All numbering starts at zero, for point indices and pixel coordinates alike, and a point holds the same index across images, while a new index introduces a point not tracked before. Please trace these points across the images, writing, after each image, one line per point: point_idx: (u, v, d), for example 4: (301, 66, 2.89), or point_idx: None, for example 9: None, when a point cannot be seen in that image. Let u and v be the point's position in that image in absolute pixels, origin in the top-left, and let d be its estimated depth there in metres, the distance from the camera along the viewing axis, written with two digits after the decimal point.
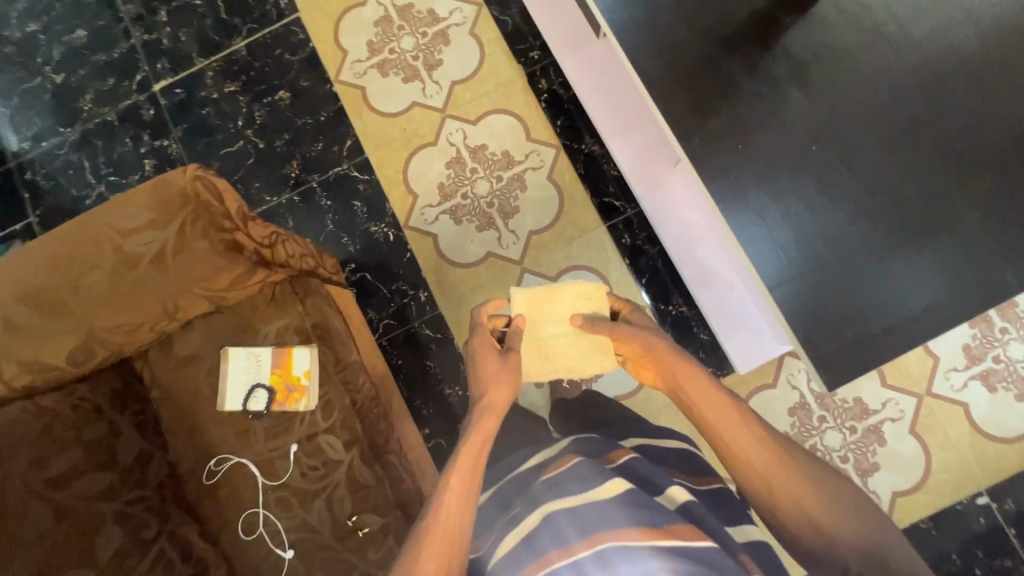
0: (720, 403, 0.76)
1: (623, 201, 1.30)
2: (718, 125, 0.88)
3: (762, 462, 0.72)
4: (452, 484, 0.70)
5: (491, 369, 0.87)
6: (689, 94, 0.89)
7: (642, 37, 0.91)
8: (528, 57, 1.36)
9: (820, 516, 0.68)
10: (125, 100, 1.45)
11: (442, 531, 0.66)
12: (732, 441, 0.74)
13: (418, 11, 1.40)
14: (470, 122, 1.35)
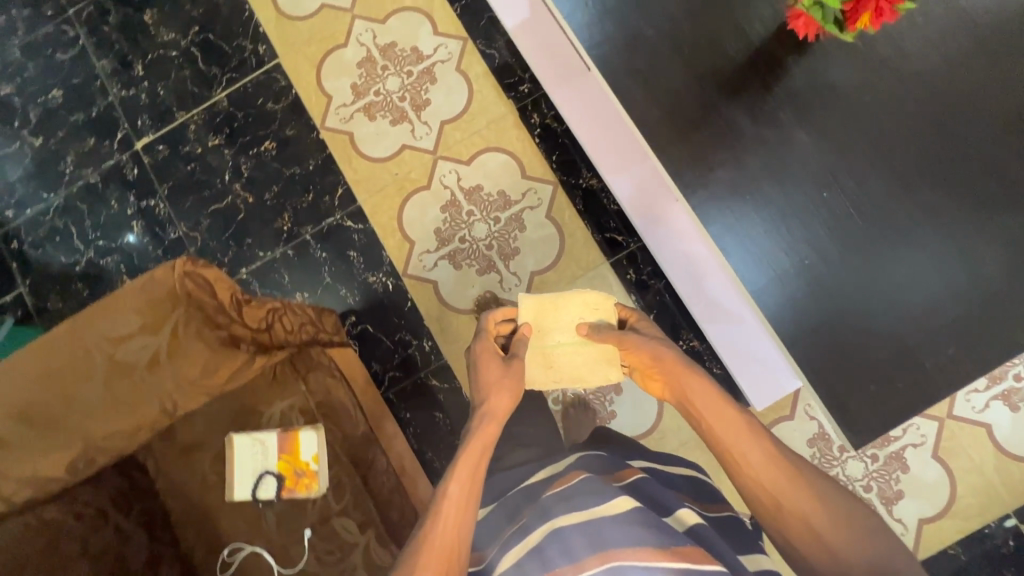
0: (728, 412, 0.73)
1: (626, 234, 1.26)
2: (723, 173, 0.85)
3: (773, 474, 0.68)
4: (452, 493, 0.67)
5: (494, 374, 0.87)
6: (691, 142, 0.85)
7: (638, 85, 0.87)
8: (519, 90, 1.32)
9: (835, 535, 0.64)
10: (107, 160, 1.41)
11: (439, 541, 0.63)
12: (740, 451, 0.70)
13: (402, 49, 1.36)
14: (463, 162, 1.32)
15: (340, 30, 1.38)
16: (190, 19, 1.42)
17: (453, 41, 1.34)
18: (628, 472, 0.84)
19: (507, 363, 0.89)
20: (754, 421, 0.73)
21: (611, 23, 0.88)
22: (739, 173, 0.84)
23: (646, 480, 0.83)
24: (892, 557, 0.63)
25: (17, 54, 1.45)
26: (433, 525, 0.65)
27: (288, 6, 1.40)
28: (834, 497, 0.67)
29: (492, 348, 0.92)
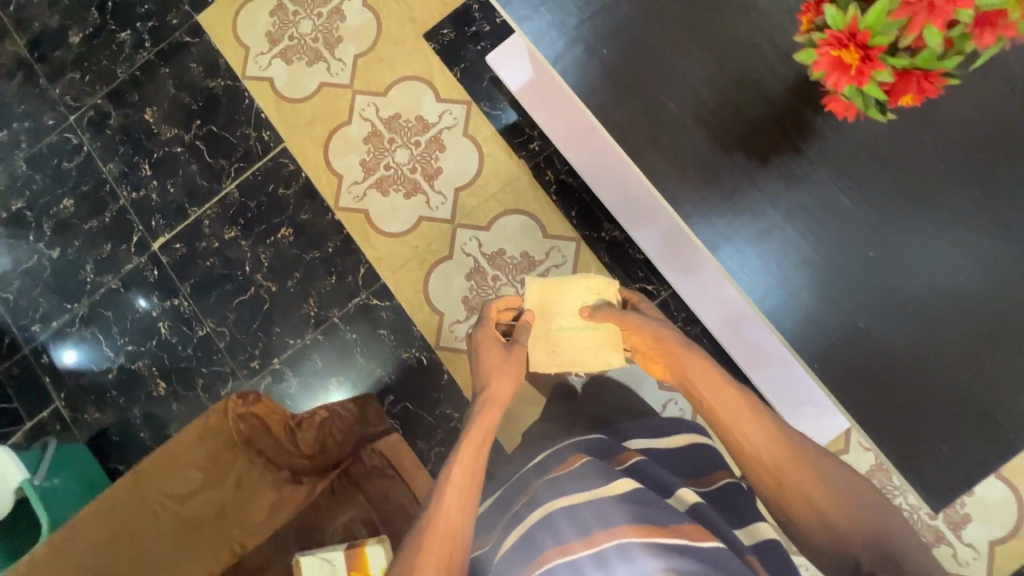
0: (730, 395, 0.82)
1: (656, 282, 1.25)
2: (763, 241, 0.84)
3: (771, 449, 0.77)
4: (457, 477, 0.74)
5: (494, 361, 0.93)
6: (724, 213, 0.84)
7: (664, 160, 0.86)
8: (530, 148, 1.31)
9: (824, 500, 0.73)
10: (126, 264, 1.41)
11: (442, 523, 0.70)
12: (741, 430, 0.79)
13: (406, 119, 1.35)
14: (482, 228, 1.31)
15: (342, 107, 1.37)
16: (191, 113, 1.42)
17: (456, 107, 1.34)
18: (626, 457, 0.87)
19: (510, 350, 0.96)
20: (754, 402, 0.82)
21: (629, 100, 0.87)
22: (778, 238, 0.83)
23: (645, 461, 0.86)
24: (877, 523, 0.70)
25: (24, 168, 1.46)
26: (438, 510, 0.71)
27: (286, 89, 1.40)
28: (827, 469, 0.76)
29: (493, 336, 0.98)
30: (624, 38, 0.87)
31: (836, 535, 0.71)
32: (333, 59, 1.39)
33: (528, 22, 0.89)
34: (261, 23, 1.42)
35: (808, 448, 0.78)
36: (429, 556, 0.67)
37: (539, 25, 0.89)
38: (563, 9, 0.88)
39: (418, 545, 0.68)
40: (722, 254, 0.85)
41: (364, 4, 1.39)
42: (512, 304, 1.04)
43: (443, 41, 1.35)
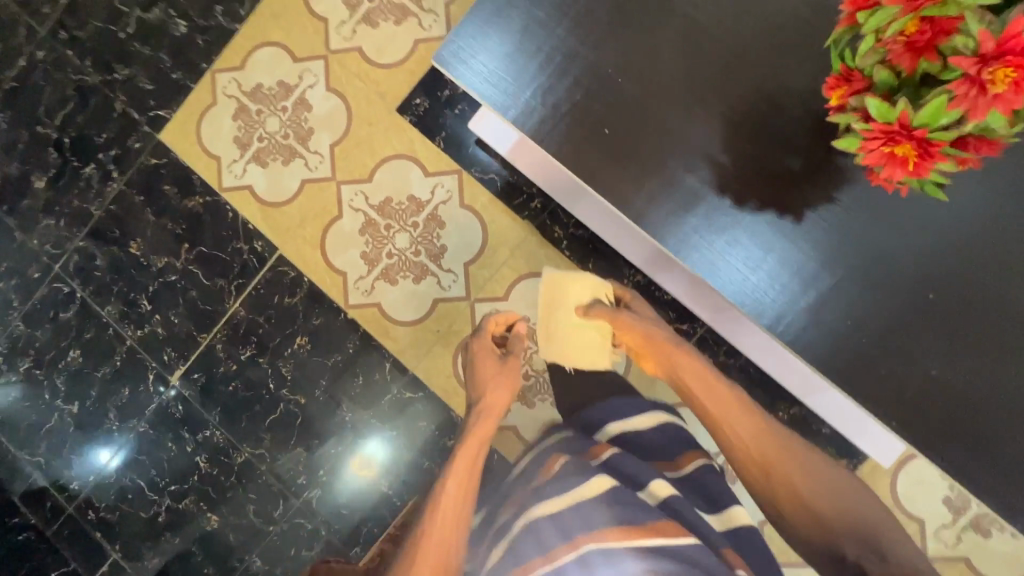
0: (719, 391, 0.85)
1: (689, 321, 1.21)
2: (810, 300, 0.79)
3: (757, 443, 0.80)
4: (449, 487, 0.79)
5: (490, 372, 0.95)
6: (767, 278, 0.80)
7: (689, 234, 0.81)
8: (533, 208, 1.25)
9: (806, 490, 0.77)
10: (148, 404, 1.37)
11: (436, 527, 0.74)
12: (731, 423, 0.82)
13: (397, 201, 1.30)
14: (500, 298, 1.26)
15: (329, 202, 1.32)
16: (177, 237, 1.36)
17: (447, 178, 1.28)
18: (602, 448, 0.86)
19: (502, 361, 0.97)
20: (739, 398, 0.85)
21: (643, 178, 0.81)
22: (829, 294, 0.78)
23: (622, 455, 0.84)
24: (851, 511, 0.74)
25: (21, 326, 1.41)
26: (427, 525, 0.75)
27: (267, 193, 1.34)
28: (808, 460, 0.80)
29: (488, 346, 0.99)
30: (624, 112, 0.81)
31: (822, 525, 0.74)
32: (309, 153, 1.33)
33: (520, 113, 0.83)
34: (227, 130, 1.35)
35: (789, 441, 0.82)
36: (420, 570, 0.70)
37: (534, 116, 0.83)
38: (553, 94, 0.82)
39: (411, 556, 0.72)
40: (771, 319, 0.80)
41: (328, 89, 1.32)
42: (510, 315, 1.05)
43: (419, 112, 1.29)
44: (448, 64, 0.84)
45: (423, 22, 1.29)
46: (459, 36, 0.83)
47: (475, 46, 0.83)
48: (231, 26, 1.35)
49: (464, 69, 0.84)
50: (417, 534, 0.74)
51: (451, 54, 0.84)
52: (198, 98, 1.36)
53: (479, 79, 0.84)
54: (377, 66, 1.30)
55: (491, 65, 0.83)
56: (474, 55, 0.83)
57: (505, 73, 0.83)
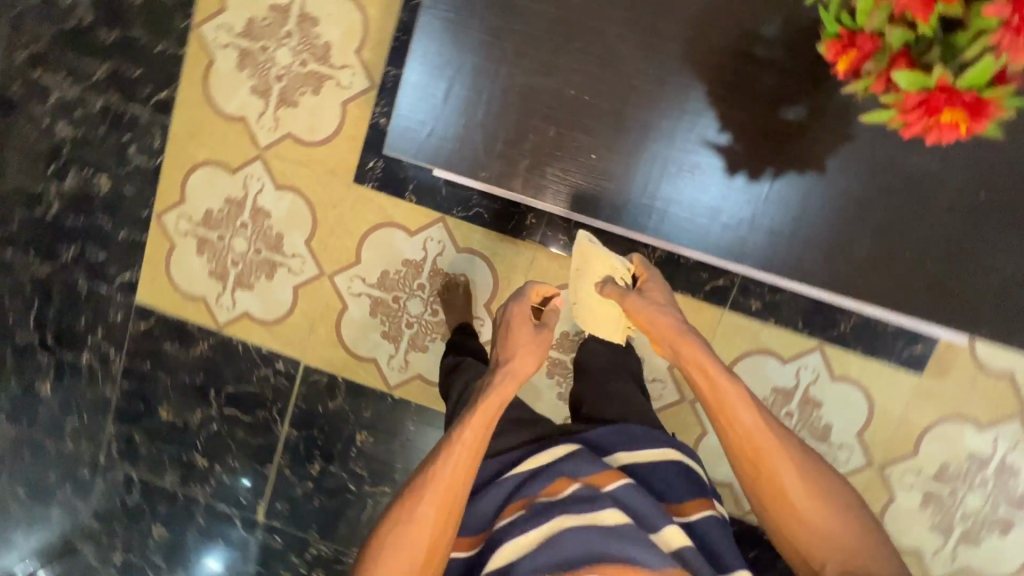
0: (722, 387, 0.76)
1: (723, 276, 1.16)
2: (867, 242, 0.74)
3: (755, 441, 0.75)
4: (465, 437, 0.76)
5: (523, 340, 0.85)
6: (815, 234, 0.75)
7: (712, 228, 0.76)
8: (530, 226, 1.19)
9: (796, 495, 0.75)
10: (247, 547, 1.38)
11: (446, 474, 0.75)
12: (733, 421, 0.76)
13: (395, 270, 1.24)
14: None
15: (329, 297, 1.27)
16: (201, 388, 1.33)
17: (433, 230, 1.22)
18: (609, 475, 0.77)
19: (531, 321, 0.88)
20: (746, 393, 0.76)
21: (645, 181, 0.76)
22: (886, 230, 0.74)
23: (632, 493, 0.76)
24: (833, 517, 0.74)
25: (97, 524, 1.41)
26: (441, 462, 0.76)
27: (266, 313, 1.29)
28: (807, 464, 0.76)
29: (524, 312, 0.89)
30: (604, 131, 0.75)
31: (808, 532, 0.74)
32: (288, 258, 1.26)
33: (497, 174, 0.78)
34: (198, 268, 1.29)
35: (790, 442, 0.77)
36: (427, 508, 0.74)
37: (512, 171, 0.78)
38: (524, 143, 0.76)
39: (421, 496, 0.75)
40: (833, 276, 0.75)
41: (278, 188, 1.24)
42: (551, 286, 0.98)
43: (378, 175, 1.21)
44: (404, 150, 0.79)
45: (341, 81, 1.19)
46: (405, 117, 0.78)
47: (425, 122, 0.78)
48: (154, 164, 1.26)
49: (423, 150, 0.78)
50: (427, 473, 0.76)
51: (404, 138, 0.78)
52: (156, 249, 1.29)
53: (442, 155, 0.78)
54: (316, 144, 1.22)
55: (446, 135, 0.78)
56: (426, 130, 0.78)
57: (466, 140, 0.77)
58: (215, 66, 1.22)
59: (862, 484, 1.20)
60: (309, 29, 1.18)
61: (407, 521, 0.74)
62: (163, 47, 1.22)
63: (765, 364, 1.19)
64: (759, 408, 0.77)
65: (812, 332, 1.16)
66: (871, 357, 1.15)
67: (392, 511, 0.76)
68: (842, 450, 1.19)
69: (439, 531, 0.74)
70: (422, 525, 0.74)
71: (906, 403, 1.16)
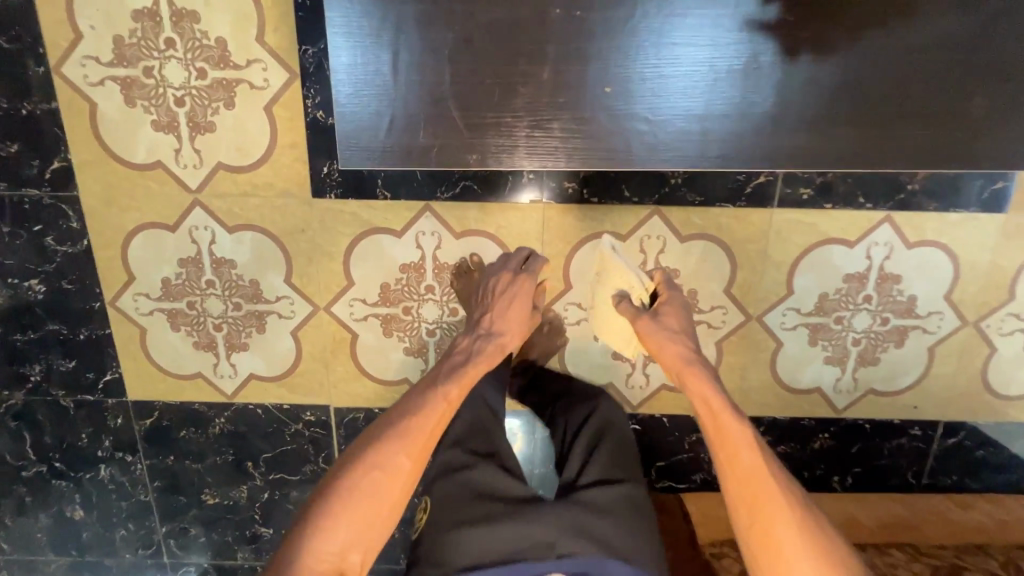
0: (723, 420, 0.86)
1: (762, 172, 1.00)
2: (987, 87, 0.63)
3: (756, 485, 0.82)
4: (449, 397, 0.90)
5: (514, 317, 0.95)
6: (926, 88, 0.63)
7: (794, 126, 0.65)
8: (529, 183, 1.01)
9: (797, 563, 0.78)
10: None
11: (424, 428, 0.89)
12: (731, 452, 0.84)
13: (395, 280, 1.08)
14: (563, 290, 1.08)
15: (333, 331, 1.12)
16: (236, 463, 1.22)
17: (422, 222, 1.04)
18: None
19: (519, 294, 0.94)
20: (751, 440, 0.85)
21: (701, 96, 0.64)
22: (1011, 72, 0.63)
23: None
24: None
25: None
26: (424, 416, 0.89)
27: (272, 368, 1.14)
28: (800, 515, 0.81)
29: (524, 285, 0.95)
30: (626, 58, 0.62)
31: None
32: (274, 303, 1.10)
33: (478, 155, 0.67)
34: (180, 344, 1.13)
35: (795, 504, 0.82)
36: (399, 457, 0.87)
37: (499, 147, 0.67)
38: (512, 104, 0.65)
39: (398, 444, 0.87)
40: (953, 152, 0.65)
41: (231, 230, 1.05)
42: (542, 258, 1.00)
43: (339, 180, 1.02)
44: (353, 156, 0.68)
45: (255, 82, 0.97)
46: (346, 116, 0.66)
47: (367, 119, 0.66)
48: (81, 247, 1.07)
49: (374, 151, 0.67)
50: (406, 424, 0.89)
51: (351, 141, 0.67)
52: (126, 338, 1.13)
53: (399, 153, 0.67)
54: (254, 167, 1.01)
55: (396, 127, 0.66)
56: (371, 128, 0.66)
57: (420, 127, 0.66)
58: (99, 110, 0.99)
59: (957, 347, 1.10)
60: (192, 29, 0.94)
61: (380, 467, 0.87)
62: (30, 108, 0.98)
63: (828, 254, 1.05)
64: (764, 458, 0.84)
65: (875, 204, 1.01)
66: (946, 211, 1.01)
67: (364, 458, 0.87)
68: (932, 318, 1.08)
69: (409, 478, 0.88)
70: (397, 474, 0.87)
71: (994, 248, 1.03)
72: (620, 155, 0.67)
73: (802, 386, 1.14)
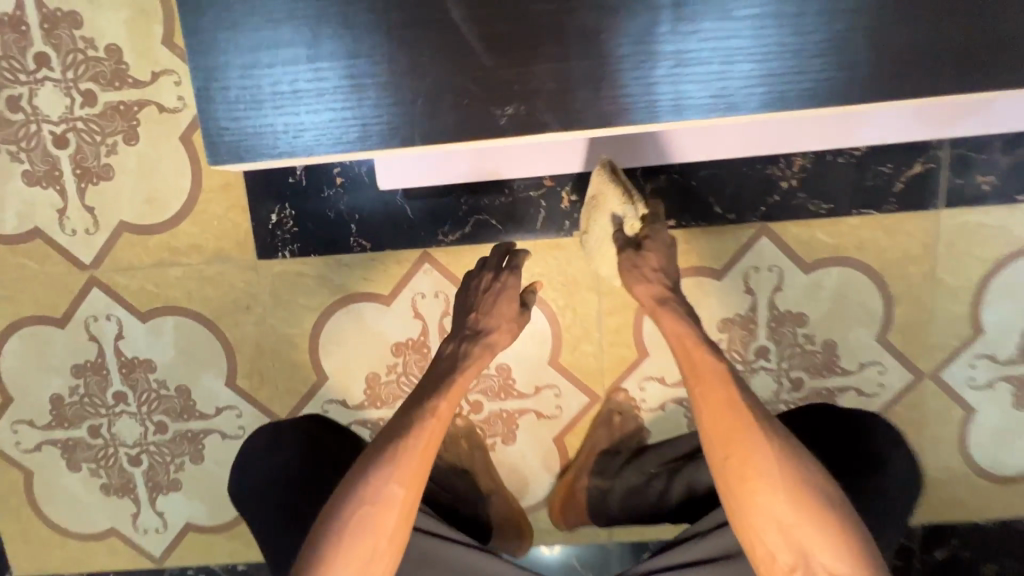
0: (701, 356, 0.52)
1: (914, 159, 0.67)
2: None
3: (729, 426, 0.50)
4: (440, 409, 0.54)
5: (501, 315, 0.58)
6: None
7: None
8: (572, 209, 0.69)
9: (790, 530, 0.48)
10: None
11: (418, 450, 0.52)
12: (714, 391, 0.51)
13: (386, 368, 0.73)
14: (637, 360, 0.72)
15: None
16: None
17: (420, 280, 0.71)
18: None
19: (511, 299, 0.58)
20: (721, 369, 0.52)
21: None
22: None
23: None
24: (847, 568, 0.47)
25: None
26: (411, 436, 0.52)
27: (216, 513, 0.78)
28: (795, 465, 0.49)
29: (503, 289, 0.58)
30: None
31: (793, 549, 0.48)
32: (213, 419, 0.75)
33: (523, 104, 0.39)
34: (82, 489, 0.77)
35: (786, 443, 0.50)
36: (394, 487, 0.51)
37: (595, 76, 0.39)
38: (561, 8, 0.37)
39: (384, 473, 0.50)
40: None
41: (146, 317, 0.72)
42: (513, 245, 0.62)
43: (294, 230, 0.70)
44: (242, 121, 0.40)
45: (165, 103, 0.67)
46: (227, 49, 0.39)
47: (264, 53, 0.39)
48: None
49: (281, 112, 0.40)
50: (397, 446, 0.51)
51: (235, 88, 0.40)
52: (6, 487, 0.78)
53: (328, 115, 0.39)
54: (174, 223, 0.70)
55: (320, 73, 0.39)
56: (274, 67, 0.39)
57: (365, 66, 0.39)
58: None
59: None
60: (71, 37, 0.66)
61: (369, 501, 0.50)
62: None
63: None
64: (742, 390, 0.51)
65: None
66: None
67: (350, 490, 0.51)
68: None
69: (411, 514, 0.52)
70: (395, 517, 0.51)
71: None
72: (819, 65, 0.38)
73: (1013, 472, 0.75)
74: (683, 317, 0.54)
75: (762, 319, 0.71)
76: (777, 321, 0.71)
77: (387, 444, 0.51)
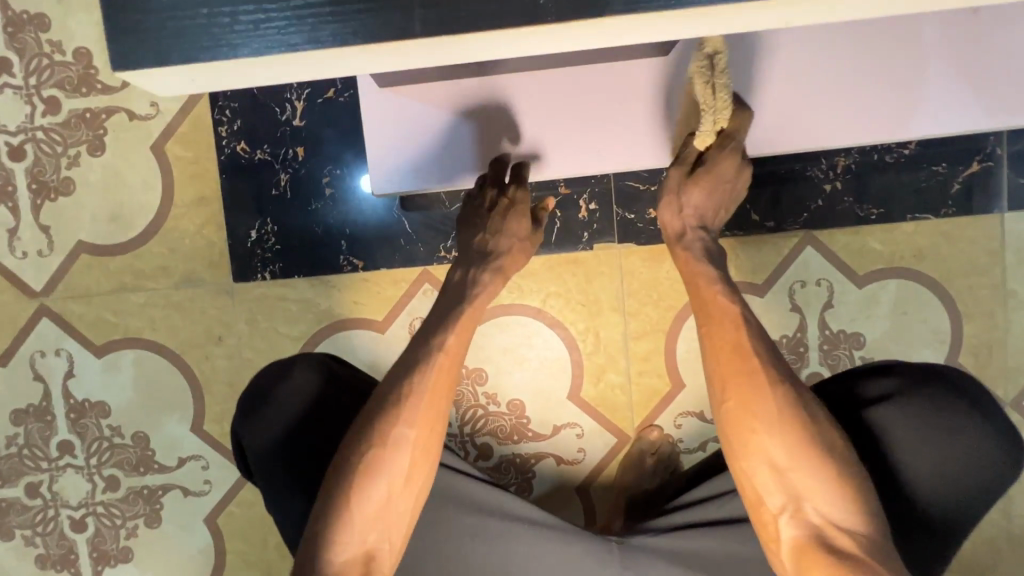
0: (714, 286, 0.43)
1: (971, 156, 0.60)
2: None
3: (748, 362, 0.40)
4: (451, 345, 0.44)
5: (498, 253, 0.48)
6: None
7: None
8: (591, 219, 0.61)
9: (789, 482, 0.39)
10: None
11: (429, 397, 0.42)
12: (720, 321, 0.42)
13: None
14: (672, 393, 0.62)
15: None
16: None
17: (420, 303, 0.62)
18: None
19: (522, 214, 0.48)
20: (734, 310, 0.42)
21: None
22: None
23: None
24: (845, 518, 0.38)
25: None
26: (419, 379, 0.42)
27: None
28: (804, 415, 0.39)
29: (509, 210, 0.48)
30: None
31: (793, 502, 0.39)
32: (174, 472, 0.64)
33: None
34: (13, 562, 0.65)
35: (797, 390, 0.40)
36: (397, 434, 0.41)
37: None
38: None
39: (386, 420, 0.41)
40: None
41: (102, 351, 0.63)
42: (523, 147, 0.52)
43: (277, 248, 0.62)
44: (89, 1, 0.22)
45: (136, 109, 0.61)
46: None
47: None
48: None
49: None
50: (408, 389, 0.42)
51: None
52: None
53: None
54: (140, 242, 0.62)
55: None
56: None
57: None
58: None
59: None
60: (37, 40, 0.60)
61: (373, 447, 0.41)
62: None
63: None
64: (755, 331, 0.42)
65: None
66: None
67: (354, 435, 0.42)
68: None
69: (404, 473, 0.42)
70: (407, 462, 0.42)
71: None
72: None
73: None
74: (698, 253, 0.44)
75: (811, 340, 0.62)
76: (829, 343, 0.62)
77: (399, 384, 0.42)
